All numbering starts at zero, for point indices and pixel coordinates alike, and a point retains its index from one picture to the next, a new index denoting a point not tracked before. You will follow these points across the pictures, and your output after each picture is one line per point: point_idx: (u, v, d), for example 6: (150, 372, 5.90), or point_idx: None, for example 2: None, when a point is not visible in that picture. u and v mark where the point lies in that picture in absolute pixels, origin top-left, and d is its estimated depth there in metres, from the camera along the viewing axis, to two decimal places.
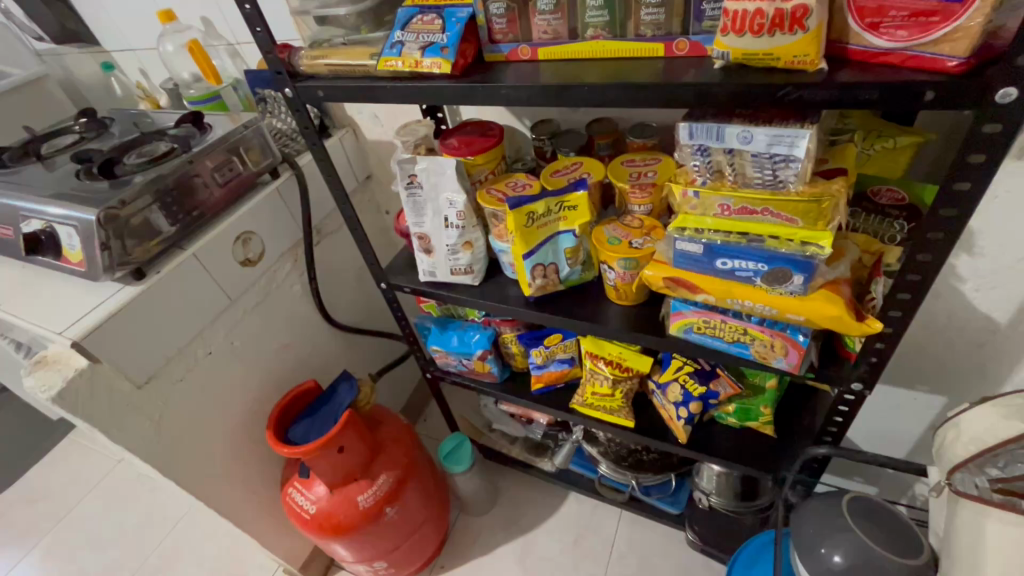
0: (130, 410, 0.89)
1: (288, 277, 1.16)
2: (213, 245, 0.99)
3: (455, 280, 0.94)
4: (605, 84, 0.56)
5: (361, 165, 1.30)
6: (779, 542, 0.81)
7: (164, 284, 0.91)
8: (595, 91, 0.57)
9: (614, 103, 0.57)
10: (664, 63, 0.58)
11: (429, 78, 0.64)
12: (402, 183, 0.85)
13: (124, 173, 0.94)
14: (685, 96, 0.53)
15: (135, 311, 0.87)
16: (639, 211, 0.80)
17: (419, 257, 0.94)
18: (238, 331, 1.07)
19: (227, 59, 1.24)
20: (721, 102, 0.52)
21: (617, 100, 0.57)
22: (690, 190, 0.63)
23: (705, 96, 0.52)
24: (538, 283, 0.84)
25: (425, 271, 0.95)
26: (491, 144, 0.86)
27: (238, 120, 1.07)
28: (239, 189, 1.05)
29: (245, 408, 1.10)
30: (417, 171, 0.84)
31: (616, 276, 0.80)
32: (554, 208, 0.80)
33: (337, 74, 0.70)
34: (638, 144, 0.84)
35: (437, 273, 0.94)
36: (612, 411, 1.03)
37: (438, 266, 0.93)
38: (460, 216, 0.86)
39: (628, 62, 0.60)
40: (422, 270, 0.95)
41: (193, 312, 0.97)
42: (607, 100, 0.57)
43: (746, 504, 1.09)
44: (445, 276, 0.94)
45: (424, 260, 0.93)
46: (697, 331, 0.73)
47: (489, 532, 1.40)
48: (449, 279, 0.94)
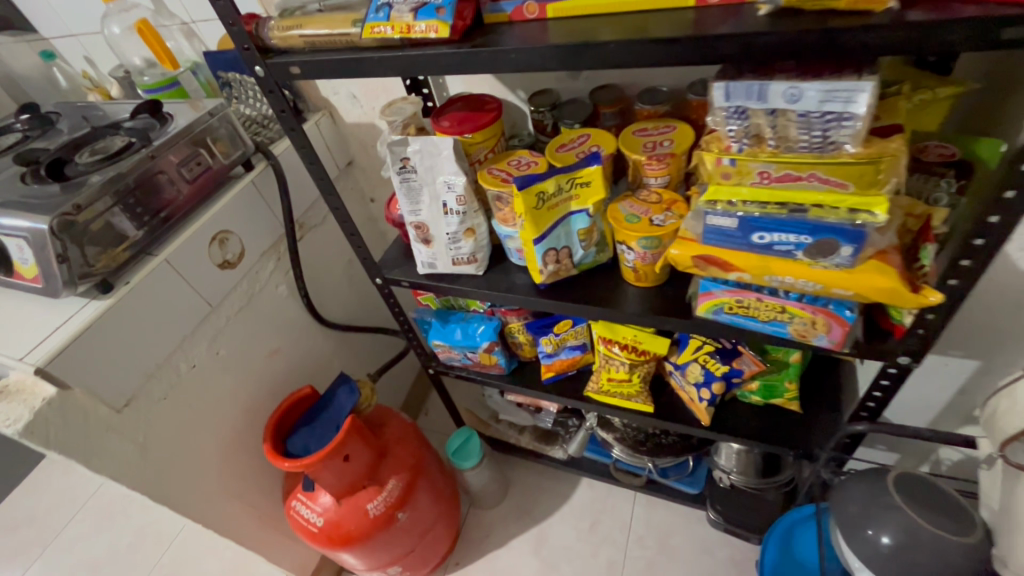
0: (110, 437, 0.81)
1: (272, 276, 1.08)
2: (188, 249, 0.90)
3: (457, 271, 0.87)
4: (630, 40, 0.49)
5: (341, 150, 1.21)
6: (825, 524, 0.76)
7: (137, 296, 0.82)
8: (622, 50, 0.50)
9: (643, 64, 0.50)
10: (695, 14, 0.51)
11: (426, 46, 0.56)
12: (394, 168, 0.78)
13: (77, 174, 0.83)
14: (727, 50, 0.47)
15: (106, 328, 0.78)
16: (655, 184, 0.75)
17: (416, 250, 0.87)
18: (223, 340, 0.99)
19: (182, 41, 1.13)
20: (769, 55, 0.46)
21: (646, 59, 0.50)
22: (725, 158, 0.56)
23: (751, 48, 0.46)
24: (550, 270, 0.78)
25: (423, 265, 0.88)
26: (491, 119, 0.78)
27: (201, 107, 0.96)
28: (209, 184, 0.96)
29: (238, 421, 1.03)
30: (410, 153, 0.77)
31: (635, 257, 0.74)
32: (565, 185, 0.72)
33: (315, 47, 0.61)
34: (648, 111, 0.78)
35: (437, 265, 0.87)
36: (629, 397, 0.98)
37: (437, 257, 0.86)
38: (460, 202, 0.78)
39: (649, 15, 0.53)
40: (421, 262, 0.88)
41: (172, 323, 0.88)
42: (636, 61, 0.50)
43: (767, 481, 1.06)
44: (446, 268, 0.87)
45: (422, 252, 0.86)
46: (729, 311, 0.68)
47: (503, 524, 1.37)
48: (451, 271, 0.88)
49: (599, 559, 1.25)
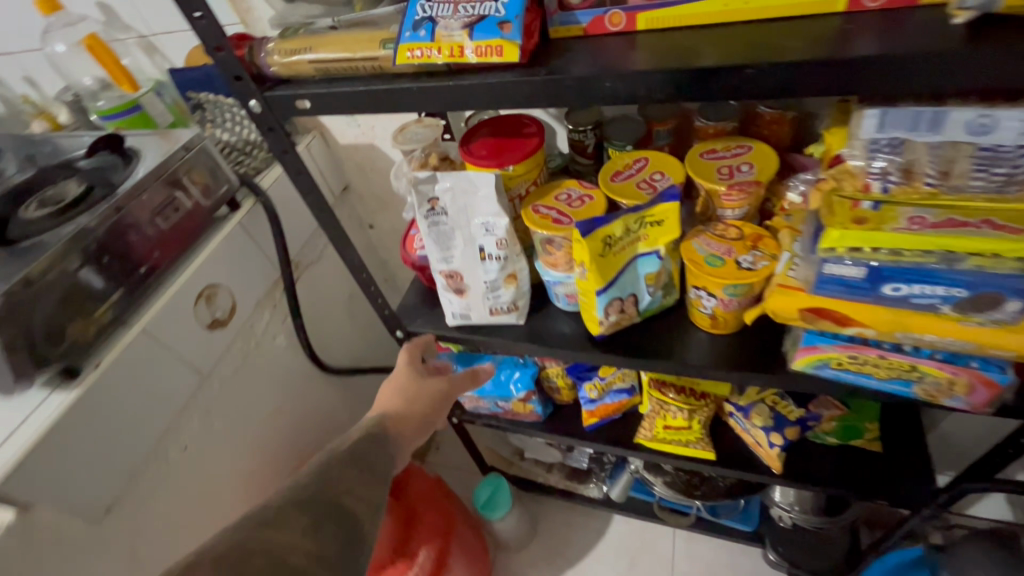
0: (88, 555, 0.66)
1: (269, 328, 0.93)
2: (169, 313, 0.75)
3: (494, 322, 0.75)
4: (761, 62, 0.38)
5: (336, 175, 1.06)
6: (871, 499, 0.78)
7: (112, 379, 0.68)
8: (753, 76, 0.38)
9: (776, 94, 0.39)
10: (836, 25, 0.40)
11: (481, 72, 0.43)
12: (421, 211, 0.65)
13: (24, 235, 0.68)
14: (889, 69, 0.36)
15: (75, 427, 0.64)
16: (731, 217, 0.64)
17: (445, 300, 0.74)
18: (219, 411, 0.84)
19: (141, 57, 0.97)
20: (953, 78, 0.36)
21: (781, 88, 0.38)
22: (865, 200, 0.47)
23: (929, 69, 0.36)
24: (611, 321, 0.66)
25: (454, 318, 0.75)
26: (534, 147, 0.65)
27: (172, 139, 0.81)
28: (190, 231, 0.81)
29: (239, 501, 0.88)
30: (439, 193, 0.64)
31: (716, 304, 0.63)
32: (633, 226, 0.60)
33: (329, 75, 0.48)
34: (714, 129, 0.67)
35: (471, 316, 0.74)
36: (687, 443, 0.88)
37: (472, 308, 0.73)
38: (500, 246, 0.66)
39: (770, 24, 0.41)
40: (451, 312, 0.75)
41: (157, 403, 0.74)
42: (770, 88, 0.39)
43: (832, 520, 0.97)
44: (482, 319, 0.74)
45: (453, 303, 0.73)
46: (835, 366, 0.58)
47: (531, 569, 1.22)
48: (487, 322, 0.75)
49: None
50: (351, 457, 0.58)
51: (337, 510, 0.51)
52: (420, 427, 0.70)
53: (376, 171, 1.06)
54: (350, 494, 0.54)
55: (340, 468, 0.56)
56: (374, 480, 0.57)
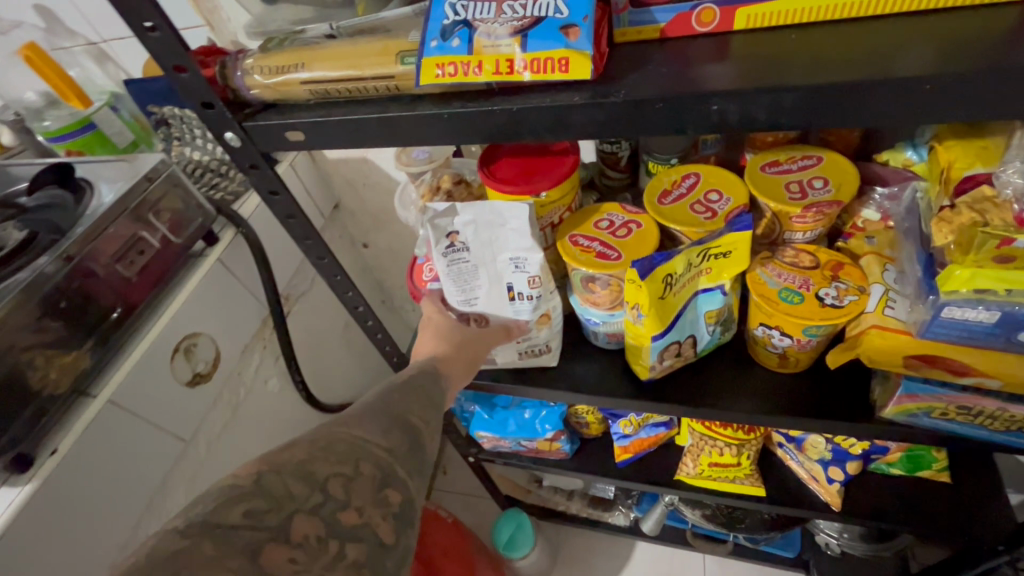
0: None
1: (259, 372, 0.82)
2: (140, 377, 0.64)
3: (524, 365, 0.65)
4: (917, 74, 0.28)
5: (325, 193, 0.94)
6: (945, 536, 0.70)
7: (74, 464, 0.57)
8: (922, 94, 0.29)
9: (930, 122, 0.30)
10: (997, 22, 0.31)
11: (532, 92, 0.33)
12: (438, 248, 0.54)
13: None
14: None
15: (29, 526, 0.53)
16: (800, 240, 0.55)
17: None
18: (206, 477, 0.73)
19: (91, 67, 0.84)
20: None
21: (936, 106, 0.29)
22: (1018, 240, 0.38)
23: None
24: (664, 364, 0.57)
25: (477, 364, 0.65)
26: (569, 168, 0.54)
27: (133, 166, 0.69)
28: (160, 274, 0.69)
29: None
30: (459, 226, 0.53)
31: (789, 344, 0.54)
32: (696, 261, 0.50)
33: (328, 98, 0.37)
34: (771, 137, 0.58)
35: (497, 361, 0.64)
36: (734, 479, 0.80)
37: (499, 352, 0.63)
38: (533, 283, 0.55)
39: (906, 21, 0.33)
40: None
41: (133, 482, 0.63)
42: (928, 105, 0.30)
43: (884, 546, 0.90)
44: (511, 363, 0.64)
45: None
46: (936, 416, 0.49)
47: None
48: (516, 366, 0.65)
49: None
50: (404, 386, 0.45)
51: (404, 421, 0.40)
52: (469, 371, 0.56)
53: (370, 186, 0.94)
54: (415, 411, 0.42)
55: (399, 393, 0.44)
56: (432, 407, 0.45)
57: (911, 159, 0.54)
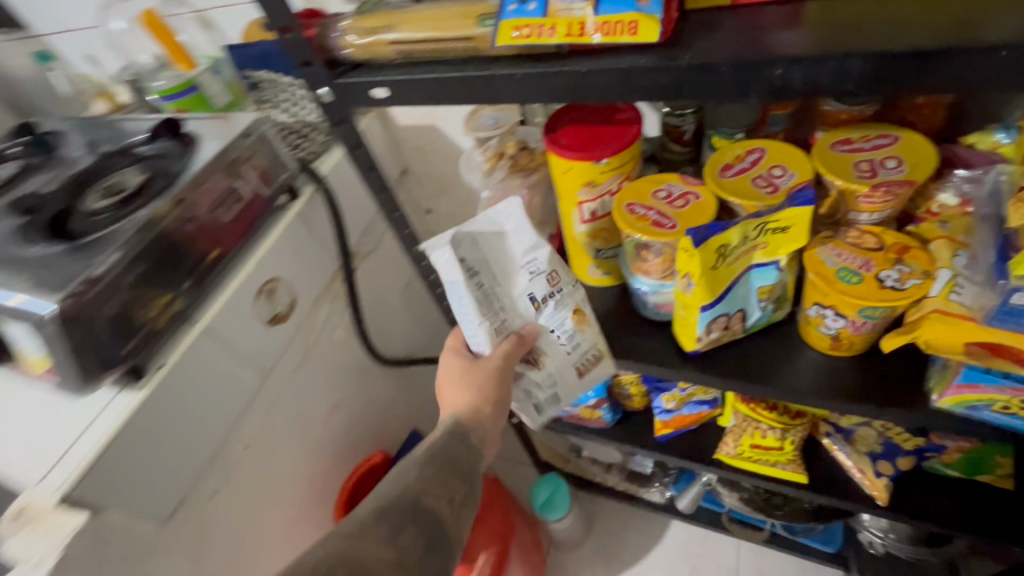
0: (155, 552, 0.66)
1: (328, 321, 0.89)
2: (230, 311, 0.72)
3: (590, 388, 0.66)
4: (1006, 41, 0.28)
5: (395, 157, 1.00)
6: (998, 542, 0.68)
7: (177, 379, 0.66)
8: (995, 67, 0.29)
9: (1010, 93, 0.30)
10: None
11: (601, 56, 0.35)
12: (454, 281, 0.54)
13: (89, 227, 0.65)
14: None
15: (142, 428, 0.62)
16: (866, 221, 0.54)
17: (522, 382, 0.66)
18: (281, 409, 0.82)
19: (198, 33, 0.92)
20: None
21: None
22: None
23: None
24: (711, 337, 0.58)
25: (539, 399, 0.66)
26: (631, 137, 0.56)
27: (231, 123, 0.77)
28: (251, 221, 0.77)
29: (300, 495, 0.87)
30: (464, 253, 0.54)
31: (843, 325, 0.53)
32: (752, 234, 0.51)
33: (412, 58, 0.41)
34: (846, 114, 0.56)
35: (562, 393, 0.65)
36: (775, 464, 0.80)
37: (558, 379, 0.64)
38: (550, 279, 0.57)
39: None
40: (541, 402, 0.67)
41: (222, 402, 0.72)
42: (1002, 76, 0.29)
43: (931, 552, 0.88)
44: (574, 387, 0.65)
45: (538, 389, 0.65)
46: (997, 410, 0.48)
47: (588, 569, 1.18)
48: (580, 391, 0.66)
49: None
50: (429, 458, 0.54)
51: (416, 513, 0.48)
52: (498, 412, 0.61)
53: (437, 154, 0.99)
54: (428, 494, 0.51)
55: (413, 475, 0.52)
56: (446, 484, 0.53)
57: (1001, 142, 0.52)
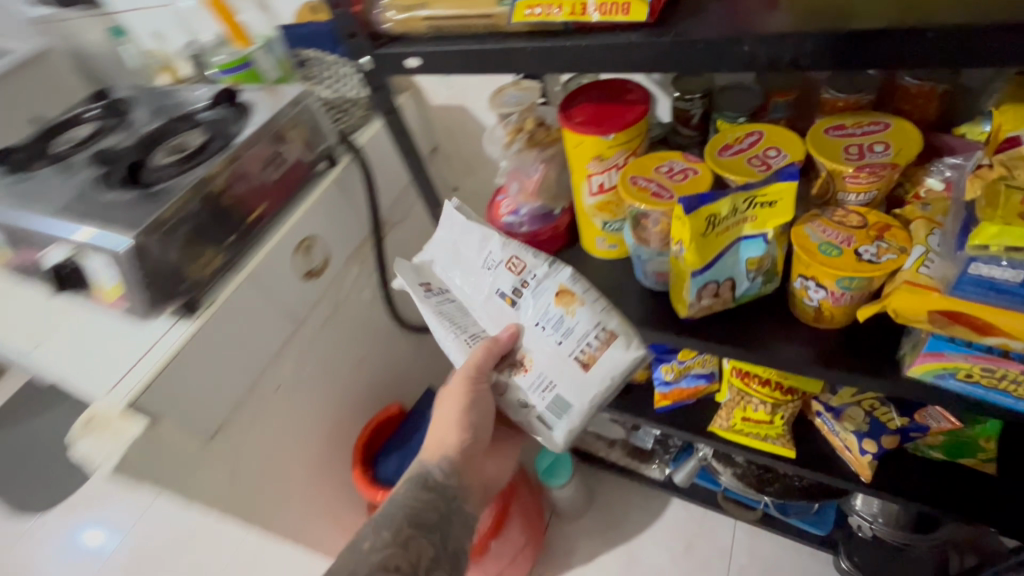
0: (200, 465, 0.76)
1: (357, 282, 0.97)
2: (272, 261, 0.81)
3: (605, 379, 0.65)
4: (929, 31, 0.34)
5: (427, 136, 1.07)
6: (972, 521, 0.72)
7: (224, 316, 0.75)
8: (927, 41, 0.35)
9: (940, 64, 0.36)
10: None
11: (600, 33, 0.41)
12: (422, 294, 0.72)
13: (156, 179, 0.75)
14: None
15: (191, 355, 0.71)
16: (854, 202, 0.58)
17: (520, 394, 0.69)
18: (311, 356, 0.90)
19: (256, 13, 1.00)
20: None
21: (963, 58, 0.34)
22: None
23: None
24: (702, 304, 0.63)
25: (546, 408, 0.67)
26: (637, 116, 0.62)
27: (281, 95, 0.85)
28: (293, 184, 0.86)
29: (324, 437, 0.95)
30: (428, 280, 0.75)
31: (825, 297, 0.58)
32: (741, 206, 0.56)
33: (441, 33, 0.48)
34: (844, 102, 0.60)
35: (568, 391, 0.66)
36: (766, 438, 0.84)
37: (560, 372, 0.66)
38: (512, 267, 0.70)
39: None
40: (551, 412, 0.66)
41: (261, 342, 0.80)
42: (932, 54, 0.35)
43: (922, 538, 0.90)
44: (584, 382, 0.65)
45: (542, 392, 0.67)
46: (962, 379, 0.52)
47: (587, 538, 1.25)
48: (593, 385, 0.65)
49: None
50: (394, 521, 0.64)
51: None
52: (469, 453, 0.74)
53: (465, 135, 1.06)
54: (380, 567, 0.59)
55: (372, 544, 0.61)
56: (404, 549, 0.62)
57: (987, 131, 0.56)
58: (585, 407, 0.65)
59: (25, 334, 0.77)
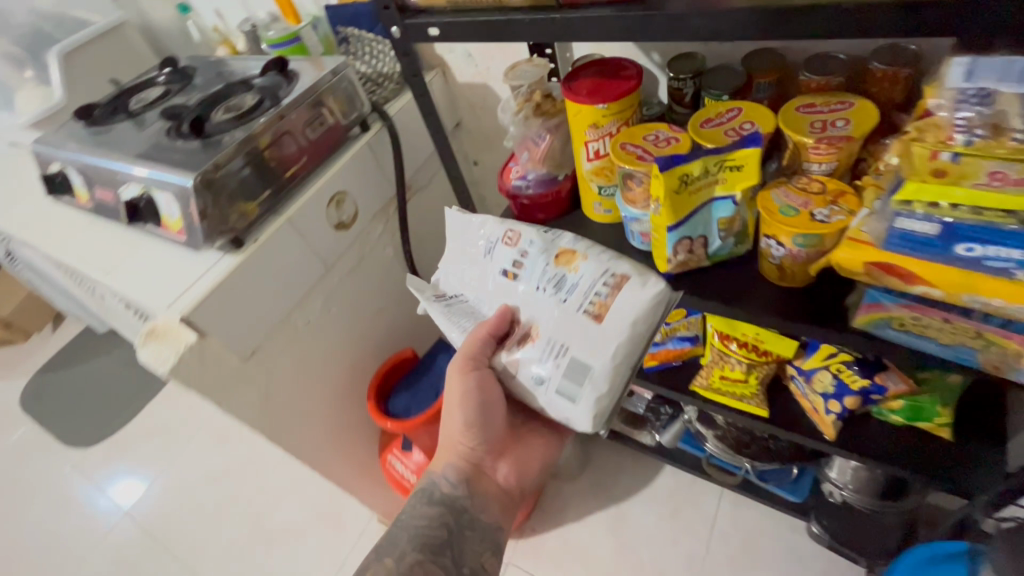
0: (236, 381, 0.87)
1: (381, 238, 1.09)
2: (309, 209, 0.92)
3: (624, 324, 0.67)
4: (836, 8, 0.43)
5: (450, 111, 1.17)
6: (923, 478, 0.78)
7: (266, 252, 0.87)
8: (837, 14, 0.44)
9: (848, 35, 0.45)
10: None
11: (581, 9, 0.52)
12: (431, 299, 0.82)
13: (215, 131, 0.87)
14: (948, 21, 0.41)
15: (235, 282, 0.83)
16: (818, 171, 0.65)
17: (534, 366, 0.73)
18: (337, 300, 1.02)
19: None
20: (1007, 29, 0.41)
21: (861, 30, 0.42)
22: (944, 152, 0.48)
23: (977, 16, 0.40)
24: (679, 259, 0.71)
25: (563, 375, 0.70)
26: (629, 89, 0.70)
27: (323, 66, 0.96)
28: (330, 145, 0.97)
29: (344, 374, 1.07)
30: (441, 287, 0.85)
31: (785, 254, 0.65)
32: (712, 168, 0.65)
33: (457, 6, 0.58)
34: (818, 83, 0.67)
35: (585, 350, 0.69)
36: (741, 397, 0.90)
37: (575, 330, 0.70)
38: (507, 241, 0.77)
39: None
40: (572, 375, 0.69)
41: (295, 279, 0.92)
42: (836, 27, 0.44)
43: (888, 505, 0.96)
44: (602, 336, 0.68)
45: (557, 358, 0.71)
46: (897, 328, 0.59)
47: (580, 498, 1.33)
48: (613, 335, 0.68)
49: (679, 549, 1.21)
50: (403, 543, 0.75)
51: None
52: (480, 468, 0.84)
53: (486, 112, 1.16)
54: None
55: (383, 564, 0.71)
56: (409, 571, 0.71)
57: None
58: (604, 364, 0.68)
59: (100, 263, 0.90)
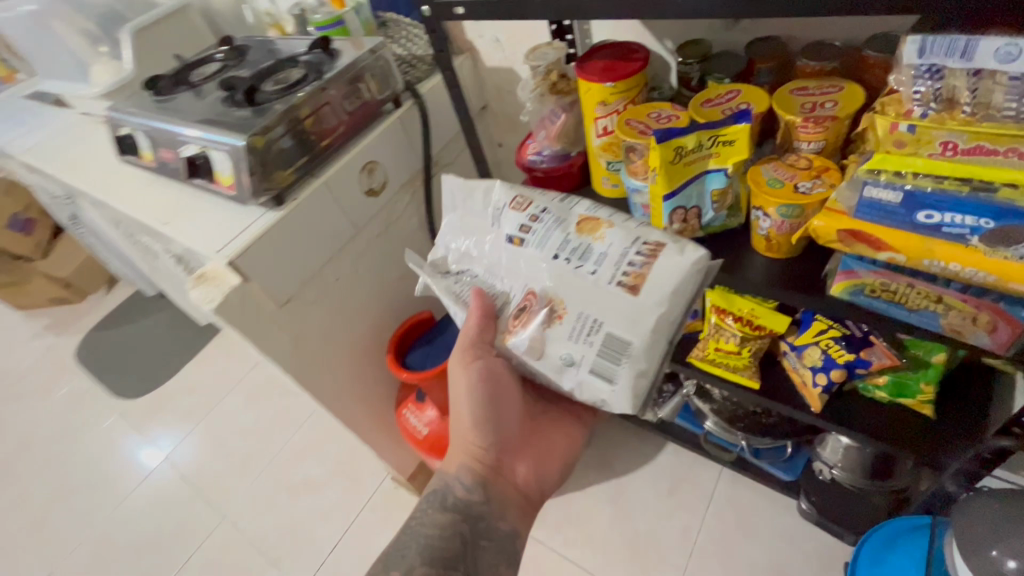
0: (272, 325, 0.97)
1: (407, 208, 1.18)
2: (344, 175, 1.02)
3: (663, 295, 0.71)
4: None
5: (478, 93, 1.25)
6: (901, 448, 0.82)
7: (304, 209, 0.97)
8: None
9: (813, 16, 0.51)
10: None
11: None
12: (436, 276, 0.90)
13: (265, 100, 0.97)
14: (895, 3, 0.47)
15: (275, 234, 0.93)
16: (806, 150, 0.70)
17: (566, 345, 0.77)
18: (364, 261, 1.12)
19: None
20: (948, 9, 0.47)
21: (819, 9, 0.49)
22: (903, 124, 0.54)
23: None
24: (674, 228, 0.76)
25: (597, 353, 0.75)
26: (635, 69, 0.77)
27: (363, 45, 1.06)
28: (365, 118, 1.06)
29: (367, 331, 1.17)
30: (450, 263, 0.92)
31: (770, 225, 0.71)
32: (706, 142, 0.71)
33: None
34: (812, 68, 0.72)
35: (623, 328, 0.73)
36: (736, 369, 0.95)
37: (613, 306, 0.73)
38: (517, 207, 0.83)
39: None
40: (608, 353, 0.74)
41: (327, 238, 1.02)
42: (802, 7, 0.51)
43: (875, 484, 1.00)
44: (642, 310, 0.72)
45: (591, 339, 0.75)
46: (869, 294, 0.63)
47: (582, 469, 1.40)
48: (651, 306, 0.71)
49: (674, 522, 1.26)
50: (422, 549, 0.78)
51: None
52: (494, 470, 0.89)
53: (511, 95, 1.23)
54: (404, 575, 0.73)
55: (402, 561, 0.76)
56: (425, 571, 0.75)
57: None
58: (643, 340, 0.72)
59: (161, 215, 1.02)
